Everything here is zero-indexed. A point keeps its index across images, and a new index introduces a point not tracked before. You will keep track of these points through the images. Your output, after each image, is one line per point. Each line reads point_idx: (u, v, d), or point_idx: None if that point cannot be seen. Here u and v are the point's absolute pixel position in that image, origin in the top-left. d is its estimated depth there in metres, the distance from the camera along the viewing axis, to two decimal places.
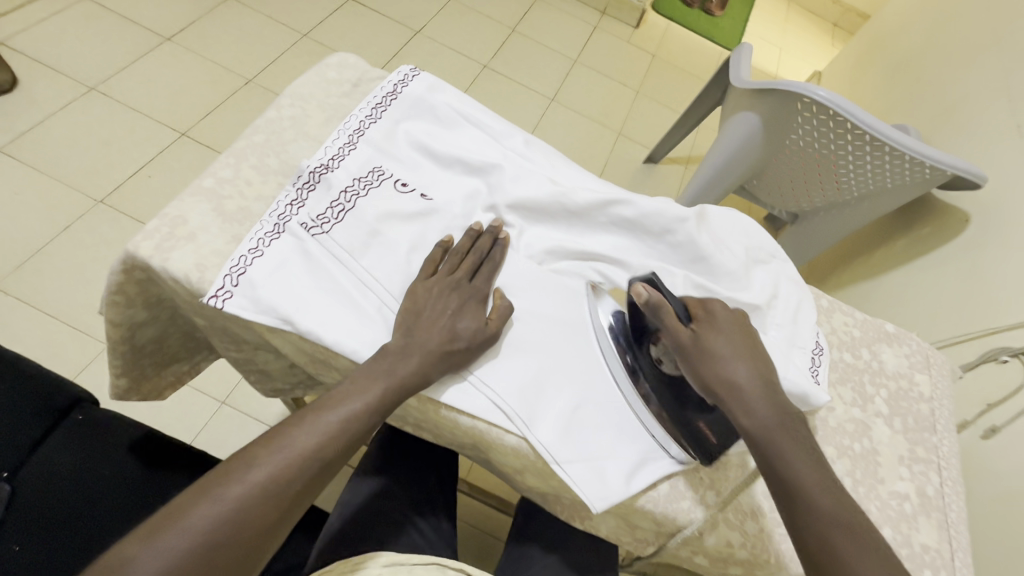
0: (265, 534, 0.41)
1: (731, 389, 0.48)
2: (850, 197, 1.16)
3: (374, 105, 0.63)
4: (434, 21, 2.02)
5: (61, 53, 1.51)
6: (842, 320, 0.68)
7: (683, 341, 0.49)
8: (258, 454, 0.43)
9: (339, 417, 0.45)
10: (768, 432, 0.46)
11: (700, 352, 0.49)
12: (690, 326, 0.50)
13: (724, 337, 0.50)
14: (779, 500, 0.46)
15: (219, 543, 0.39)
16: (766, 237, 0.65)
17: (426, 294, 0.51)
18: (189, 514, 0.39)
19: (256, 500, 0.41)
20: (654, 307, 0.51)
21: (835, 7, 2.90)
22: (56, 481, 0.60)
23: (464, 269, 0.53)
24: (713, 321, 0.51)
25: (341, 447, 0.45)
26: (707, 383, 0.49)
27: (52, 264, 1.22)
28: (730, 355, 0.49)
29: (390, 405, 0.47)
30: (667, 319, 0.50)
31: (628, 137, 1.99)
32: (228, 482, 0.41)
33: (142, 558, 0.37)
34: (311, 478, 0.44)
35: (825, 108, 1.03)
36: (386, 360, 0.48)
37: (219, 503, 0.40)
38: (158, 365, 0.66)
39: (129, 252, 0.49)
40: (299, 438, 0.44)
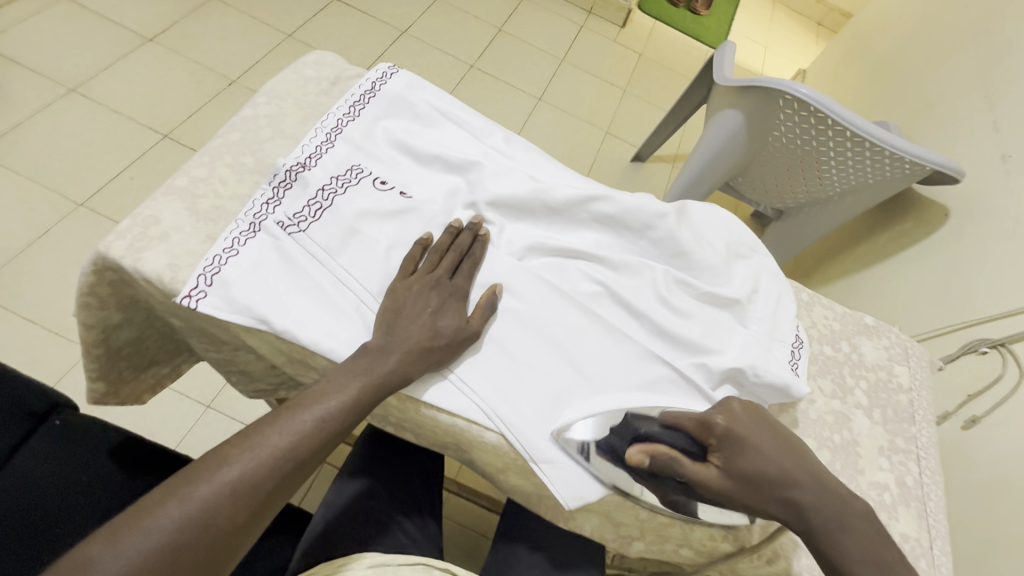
0: (235, 536, 0.41)
1: (785, 506, 0.47)
2: (833, 193, 1.17)
3: (352, 103, 0.62)
4: (420, 21, 2.02)
5: (40, 54, 1.49)
6: (822, 313, 0.68)
7: (716, 484, 0.46)
8: (231, 453, 0.42)
9: (315, 417, 0.45)
10: (829, 536, 0.46)
11: (735, 485, 0.47)
12: (712, 462, 0.47)
13: (753, 453, 0.47)
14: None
15: (187, 544, 0.38)
16: (746, 232, 0.66)
17: (407, 294, 0.51)
18: (157, 514, 0.38)
19: (227, 501, 0.40)
20: (665, 464, 0.46)
21: (819, 6, 2.93)
22: (34, 488, 0.59)
23: (443, 267, 0.53)
24: (738, 444, 0.48)
25: (315, 447, 0.45)
26: (756, 507, 0.47)
27: (31, 268, 1.20)
28: (768, 470, 0.47)
29: (366, 404, 0.47)
30: (687, 467, 0.46)
31: (615, 136, 2.00)
32: (199, 483, 0.40)
33: (105, 558, 0.36)
34: (284, 477, 0.43)
35: (807, 105, 1.04)
36: (365, 358, 0.48)
37: (188, 503, 0.39)
38: (136, 368, 0.65)
39: (100, 252, 0.48)
40: (273, 438, 0.43)
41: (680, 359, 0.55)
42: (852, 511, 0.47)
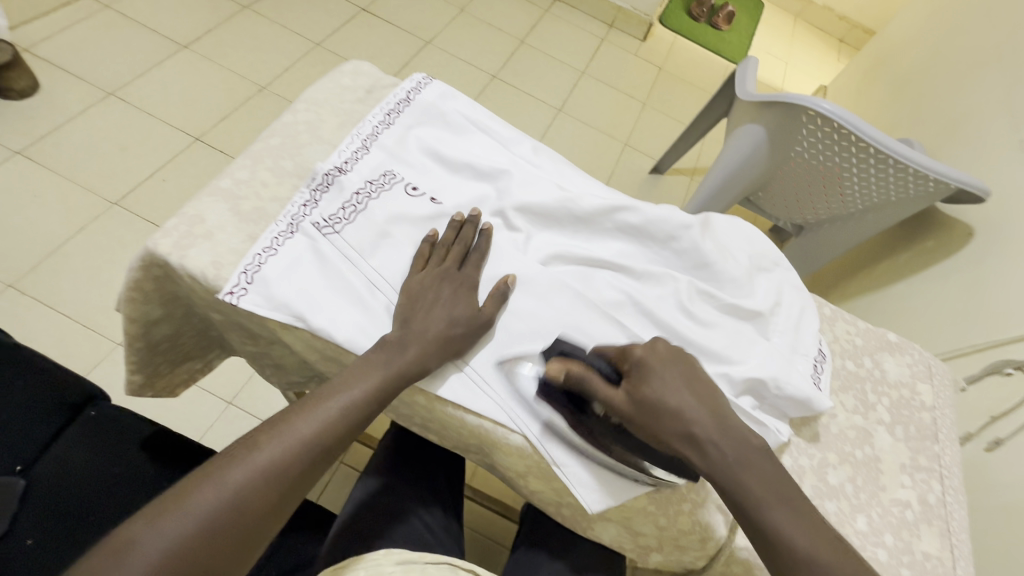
0: (266, 516, 0.43)
1: (686, 438, 0.47)
2: (855, 209, 1.17)
3: (387, 111, 0.64)
4: (444, 31, 2.06)
5: (83, 60, 1.55)
6: (844, 328, 0.68)
7: (621, 404, 0.48)
8: (261, 439, 0.44)
9: (340, 405, 0.47)
10: (731, 473, 0.46)
11: (640, 411, 0.47)
12: (623, 387, 0.48)
13: (664, 384, 0.48)
14: (762, 546, 0.46)
15: (221, 523, 0.40)
16: (769, 245, 0.67)
17: (420, 285, 0.53)
18: (193, 497, 0.40)
19: (257, 484, 0.42)
20: (578, 379, 0.48)
21: (842, 22, 2.93)
22: (68, 477, 0.62)
23: (452, 259, 0.54)
24: (648, 370, 0.48)
25: (339, 435, 0.47)
26: (657, 439, 0.47)
27: (66, 264, 1.24)
28: (674, 400, 0.47)
29: (386, 395, 0.49)
30: (598, 387, 0.48)
31: (634, 148, 2.01)
32: (230, 468, 0.42)
33: (144, 538, 0.38)
34: (309, 463, 0.45)
35: (830, 121, 1.05)
36: (386, 351, 0.49)
37: (222, 486, 0.41)
38: (171, 363, 0.67)
39: (149, 248, 0.51)
40: (301, 425, 0.45)
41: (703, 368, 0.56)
42: (747, 444, 0.48)
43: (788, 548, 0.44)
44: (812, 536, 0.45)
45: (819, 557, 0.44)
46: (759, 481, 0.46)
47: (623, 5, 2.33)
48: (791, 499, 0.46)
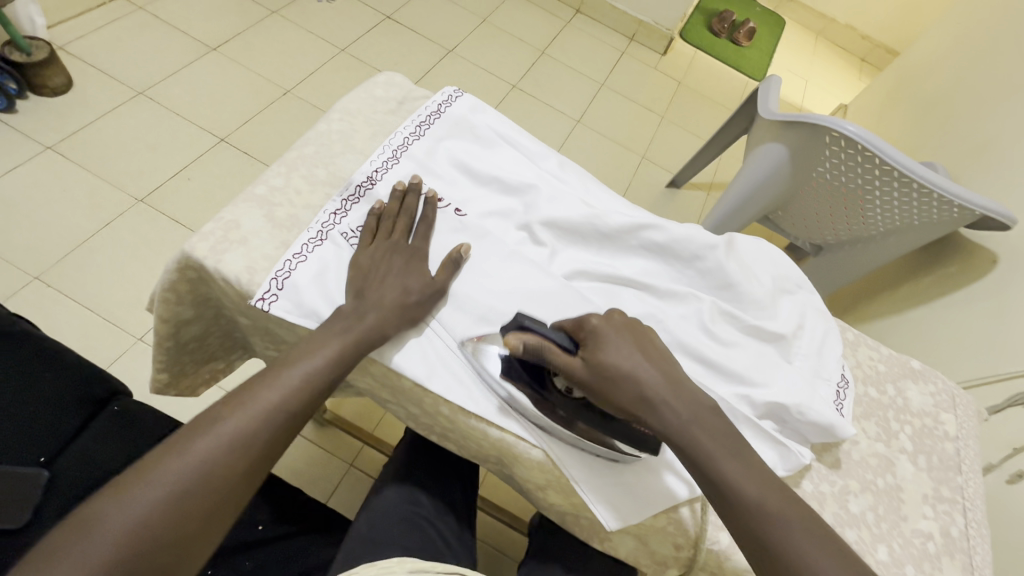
0: (237, 483, 0.43)
1: (642, 402, 0.47)
2: (876, 232, 1.16)
3: (418, 122, 0.65)
4: (466, 41, 2.09)
5: (115, 59, 1.59)
6: (867, 354, 0.68)
7: (581, 372, 0.48)
8: (224, 410, 0.45)
9: (302, 372, 0.48)
10: (684, 429, 0.47)
11: (597, 377, 0.48)
12: (580, 355, 0.49)
13: (620, 350, 0.49)
14: (717, 502, 0.46)
15: (192, 491, 0.41)
16: (793, 267, 0.67)
17: (374, 257, 0.54)
18: (159, 468, 0.41)
19: (224, 452, 0.43)
20: (536, 351, 0.49)
21: (864, 42, 2.92)
22: (92, 470, 0.66)
23: (399, 231, 0.56)
24: (604, 338, 0.49)
25: (305, 401, 0.48)
26: (616, 403, 0.48)
27: (92, 259, 1.27)
28: (627, 364, 0.48)
29: (348, 360, 0.50)
30: (555, 357, 0.48)
31: (651, 162, 2.02)
32: (196, 438, 0.43)
33: (110, 509, 0.39)
34: (276, 429, 0.46)
35: (853, 143, 1.05)
36: (343, 320, 0.51)
37: (188, 455, 0.42)
38: (196, 362, 0.68)
39: (186, 252, 0.52)
40: (265, 393, 0.46)
41: (724, 389, 0.56)
42: (699, 404, 0.49)
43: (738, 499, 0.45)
44: (760, 483, 0.46)
45: (767, 505, 0.45)
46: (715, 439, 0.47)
47: (645, 19, 2.34)
48: (743, 452, 0.47)
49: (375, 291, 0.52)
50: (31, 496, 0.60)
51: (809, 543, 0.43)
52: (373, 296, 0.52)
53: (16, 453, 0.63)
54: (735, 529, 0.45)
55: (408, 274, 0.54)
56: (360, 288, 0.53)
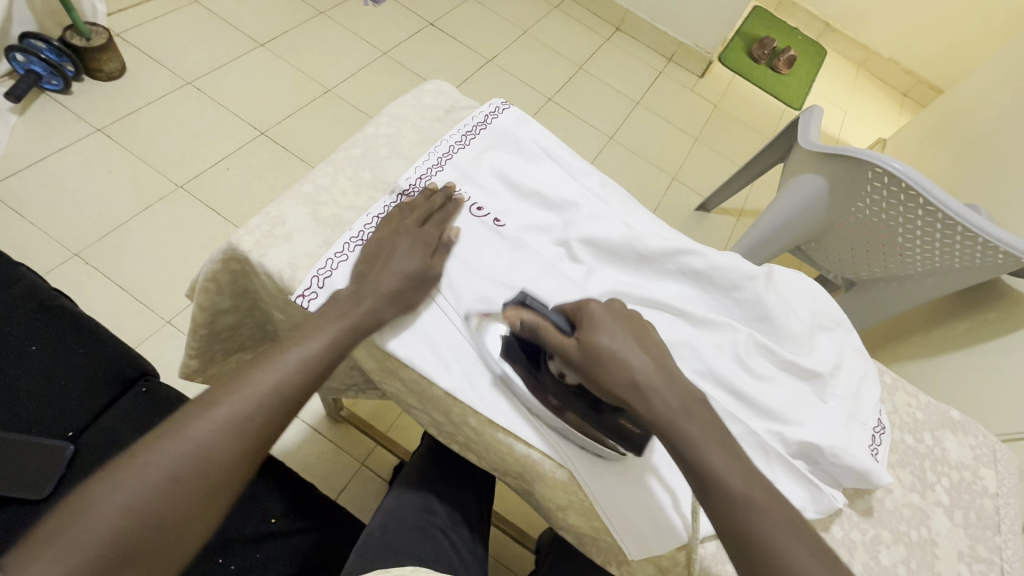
0: (233, 466, 0.44)
1: (629, 386, 0.46)
2: (913, 271, 1.12)
3: (464, 132, 0.66)
4: (506, 52, 2.11)
5: (168, 48, 1.65)
6: (905, 399, 0.66)
7: (571, 353, 0.48)
8: (218, 394, 0.45)
9: (300, 356, 0.48)
10: (670, 419, 0.46)
11: (589, 360, 0.47)
12: (574, 336, 0.48)
13: (613, 334, 0.48)
14: (699, 493, 0.45)
15: (187, 472, 0.42)
16: (832, 304, 0.65)
17: (381, 240, 0.55)
18: (157, 450, 0.42)
19: (218, 434, 0.44)
20: (530, 327, 0.50)
21: (906, 76, 2.87)
22: (115, 447, 0.71)
23: (414, 217, 0.56)
24: (599, 322, 0.49)
25: (299, 385, 0.48)
26: (604, 388, 0.47)
27: (130, 240, 1.30)
28: (619, 349, 0.47)
29: (345, 345, 0.49)
30: (550, 337, 0.49)
31: (682, 183, 2.00)
32: (190, 421, 0.43)
33: (105, 490, 0.40)
34: (270, 413, 0.46)
35: (897, 180, 1.03)
36: (338, 304, 0.51)
37: (180, 439, 0.43)
38: (227, 351, 0.69)
39: (232, 244, 0.53)
40: (258, 378, 0.46)
41: (756, 424, 0.55)
42: (690, 396, 0.47)
43: (727, 495, 0.43)
44: (746, 477, 0.44)
45: (753, 501, 0.43)
46: (706, 432, 0.46)
47: (685, 41, 2.34)
48: (729, 445, 0.46)
49: (383, 281, 0.52)
50: (54, 468, 0.66)
51: (803, 545, 0.42)
52: (381, 285, 0.52)
53: (46, 427, 0.69)
54: (716, 522, 0.44)
55: (422, 268, 0.54)
56: (399, 293, 0.53)
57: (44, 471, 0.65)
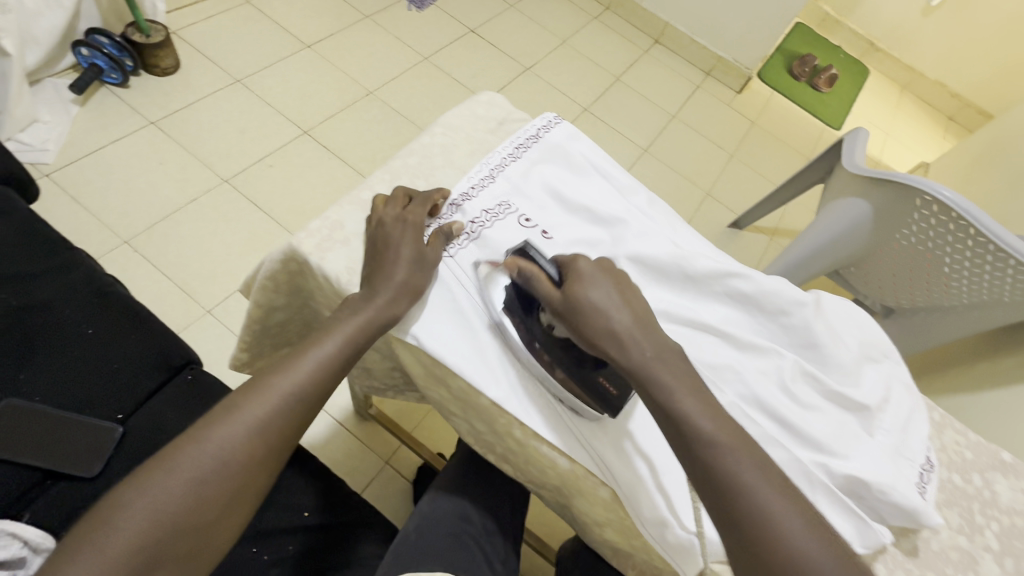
0: (255, 468, 0.45)
1: (610, 336, 0.48)
2: (958, 302, 1.09)
3: (517, 145, 0.66)
4: (545, 61, 2.13)
5: (220, 47, 1.70)
6: (953, 437, 0.64)
7: (558, 303, 0.50)
8: (240, 399, 0.46)
9: (316, 360, 0.50)
10: (646, 365, 0.47)
11: (571, 308, 0.49)
12: (562, 288, 0.50)
13: (597, 288, 0.50)
14: (673, 439, 0.46)
15: (211, 475, 0.43)
16: (880, 335, 0.64)
17: (372, 232, 0.56)
18: (180, 455, 0.43)
19: (240, 437, 0.45)
20: (525, 277, 0.52)
21: (953, 100, 2.79)
22: (161, 433, 0.73)
23: (398, 203, 0.57)
24: (585, 275, 0.51)
25: (317, 389, 0.49)
26: (586, 337, 0.49)
27: (177, 230, 1.35)
28: (602, 301, 0.49)
29: (359, 344, 0.51)
30: (541, 287, 0.51)
31: (715, 199, 1.98)
32: (213, 426, 0.45)
33: (133, 494, 0.41)
34: (289, 416, 0.48)
35: (947, 209, 1.01)
36: (351, 307, 0.52)
37: (205, 444, 0.44)
38: (274, 346, 0.71)
39: (294, 246, 0.55)
40: (277, 384, 0.48)
41: (801, 454, 0.54)
42: (663, 344, 0.49)
43: (696, 432, 0.45)
44: (714, 415, 0.46)
45: (721, 439, 0.44)
46: (679, 377, 0.47)
47: (725, 55, 2.32)
48: (701, 390, 0.47)
49: (395, 271, 0.53)
50: (104, 449, 0.68)
51: (771, 482, 0.43)
52: (393, 275, 0.53)
53: (100, 408, 0.72)
54: (688, 466, 0.45)
55: (422, 255, 0.55)
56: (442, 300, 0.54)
57: (97, 451, 0.68)
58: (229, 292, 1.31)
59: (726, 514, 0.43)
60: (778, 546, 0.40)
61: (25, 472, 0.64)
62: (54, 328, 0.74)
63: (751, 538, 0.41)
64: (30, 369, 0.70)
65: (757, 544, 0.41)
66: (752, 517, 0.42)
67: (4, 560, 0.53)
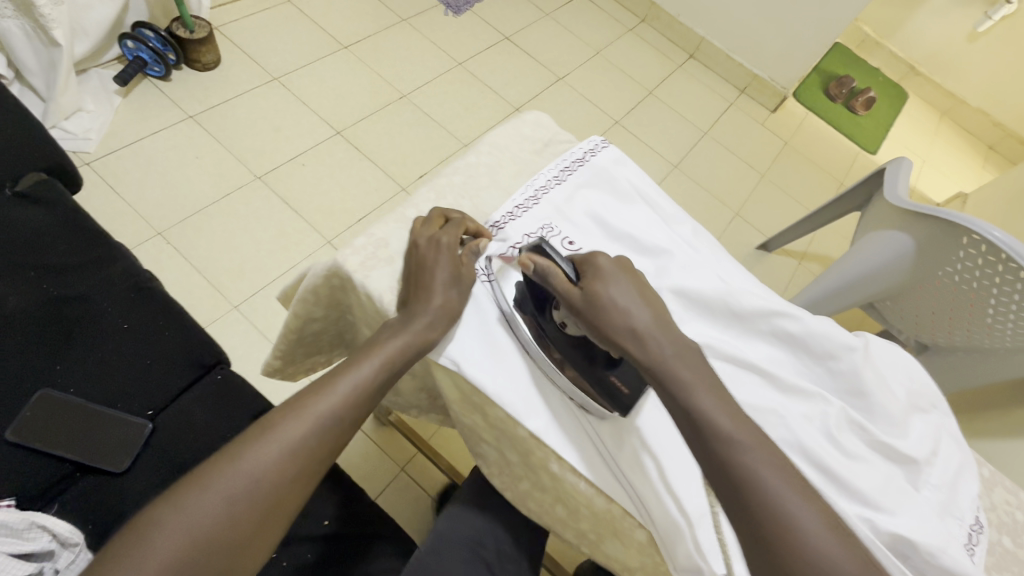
0: (287, 489, 0.45)
1: (628, 332, 0.49)
2: (1001, 346, 1.04)
3: (562, 168, 0.66)
4: (577, 72, 2.12)
5: (260, 44, 1.72)
6: (1004, 497, 0.63)
7: (576, 300, 0.51)
8: (275, 419, 0.46)
9: (351, 383, 0.49)
10: (665, 363, 0.48)
11: (590, 305, 0.51)
12: (580, 284, 0.52)
13: (617, 286, 0.51)
14: (688, 434, 0.46)
15: (243, 496, 0.43)
16: (929, 384, 0.61)
17: (408, 252, 0.55)
18: (216, 475, 0.43)
19: (274, 458, 0.44)
20: (542, 272, 0.53)
21: (994, 128, 2.73)
22: (189, 431, 0.73)
23: (434, 224, 0.57)
24: (605, 273, 0.52)
25: (353, 410, 0.49)
26: (604, 334, 0.50)
27: (208, 225, 1.37)
28: (622, 301, 0.50)
29: (396, 366, 0.51)
30: (557, 284, 0.52)
31: (744, 220, 1.95)
32: (248, 445, 0.45)
33: (169, 513, 0.41)
34: (323, 437, 0.47)
35: (997, 250, 0.98)
36: (389, 330, 0.52)
37: (239, 465, 0.44)
38: (305, 355, 0.71)
39: (338, 262, 0.55)
40: (314, 405, 0.47)
41: (846, 507, 0.52)
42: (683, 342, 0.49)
43: (713, 429, 0.44)
44: (730, 412, 0.45)
45: (737, 436, 0.44)
46: (696, 373, 0.47)
47: (761, 74, 2.29)
48: (721, 390, 0.47)
49: (432, 296, 0.52)
50: (133, 444, 0.69)
51: (791, 482, 0.42)
52: (431, 299, 0.52)
53: (130, 404, 0.72)
54: (703, 461, 0.44)
55: (460, 276, 0.55)
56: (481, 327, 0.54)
57: (125, 446, 0.68)
58: (257, 289, 1.32)
59: (740, 509, 0.42)
60: (794, 543, 0.40)
61: (56, 464, 0.65)
62: (91, 320, 0.75)
63: (771, 540, 0.40)
64: (66, 360, 0.71)
65: (773, 542, 0.40)
66: (772, 516, 0.41)
67: (33, 552, 0.54)
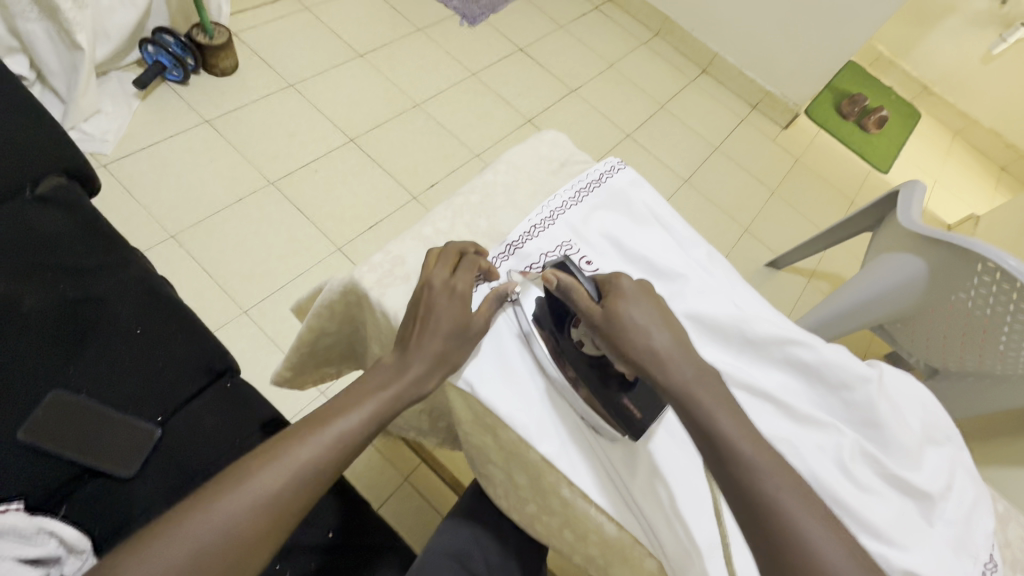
0: (258, 542, 0.44)
1: (649, 355, 0.49)
2: (1014, 372, 1.03)
3: (578, 189, 0.66)
4: (590, 84, 2.13)
5: (277, 51, 1.75)
6: (1018, 532, 0.62)
7: (596, 317, 0.51)
8: (252, 466, 0.45)
9: (336, 432, 0.48)
10: (687, 389, 0.47)
11: (611, 323, 0.50)
12: (601, 304, 0.52)
13: (638, 306, 0.51)
14: (711, 460, 0.45)
15: (211, 547, 0.42)
16: (942, 416, 0.61)
17: (416, 292, 0.53)
18: (185, 524, 0.42)
19: (247, 510, 0.43)
20: (565, 286, 0.53)
21: (1007, 150, 2.72)
22: (197, 437, 0.73)
23: (446, 264, 0.54)
24: (626, 293, 0.52)
25: (337, 460, 0.48)
26: (621, 353, 0.50)
27: (221, 228, 1.38)
28: (643, 322, 0.50)
29: (384, 415, 0.50)
30: (578, 300, 0.53)
31: (753, 236, 1.95)
32: (223, 494, 0.44)
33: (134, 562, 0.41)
34: (301, 488, 0.46)
35: (1012, 279, 0.96)
36: (383, 373, 0.51)
37: (211, 515, 0.43)
38: (315, 366, 0.72)
39: (355, 279, 0.56)
40: (296, 453, 0.46)
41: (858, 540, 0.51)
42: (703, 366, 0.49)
43: (735, 455, 0.44)
44: (751, 439, 0.45)
45: (758, 463, 0.43)
46: (717, 399, 0.47)
47: (773, 90, 2.29)
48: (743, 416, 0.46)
49: (430, 340, 0.51)
50: (142, 449, 0.69)
51: (817, 512, 0.42)
52: (428, 345, 0.51)
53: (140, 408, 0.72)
54: (724, 486, 0.44)
55: (468, 324, 0.53)
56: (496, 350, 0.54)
57: (133, 451, 0.69)
58: (266, 294, 1.32)
59: (763, 538, 0.41)
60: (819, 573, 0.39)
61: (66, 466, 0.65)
62: (104, 324, 0.75)
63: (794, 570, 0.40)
64: (80, 363, 0.71)
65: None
66: (795, 545, 0.40)
67: (41, 556, 0.54)
